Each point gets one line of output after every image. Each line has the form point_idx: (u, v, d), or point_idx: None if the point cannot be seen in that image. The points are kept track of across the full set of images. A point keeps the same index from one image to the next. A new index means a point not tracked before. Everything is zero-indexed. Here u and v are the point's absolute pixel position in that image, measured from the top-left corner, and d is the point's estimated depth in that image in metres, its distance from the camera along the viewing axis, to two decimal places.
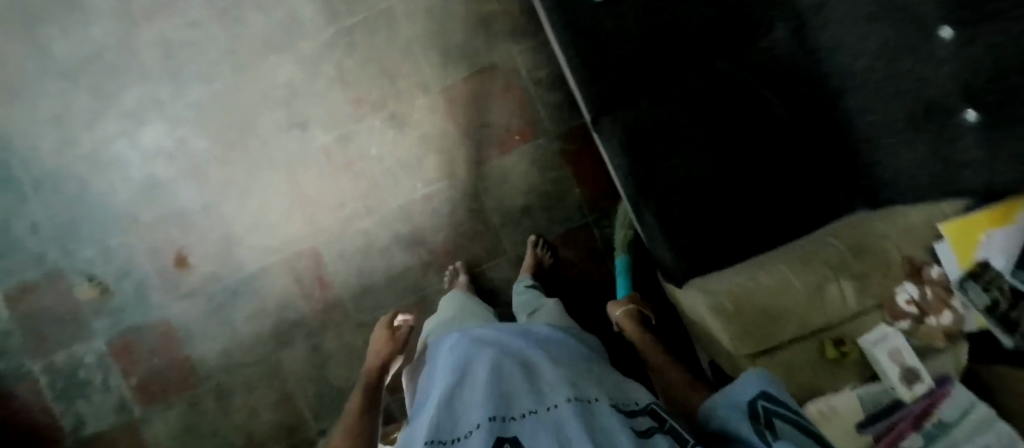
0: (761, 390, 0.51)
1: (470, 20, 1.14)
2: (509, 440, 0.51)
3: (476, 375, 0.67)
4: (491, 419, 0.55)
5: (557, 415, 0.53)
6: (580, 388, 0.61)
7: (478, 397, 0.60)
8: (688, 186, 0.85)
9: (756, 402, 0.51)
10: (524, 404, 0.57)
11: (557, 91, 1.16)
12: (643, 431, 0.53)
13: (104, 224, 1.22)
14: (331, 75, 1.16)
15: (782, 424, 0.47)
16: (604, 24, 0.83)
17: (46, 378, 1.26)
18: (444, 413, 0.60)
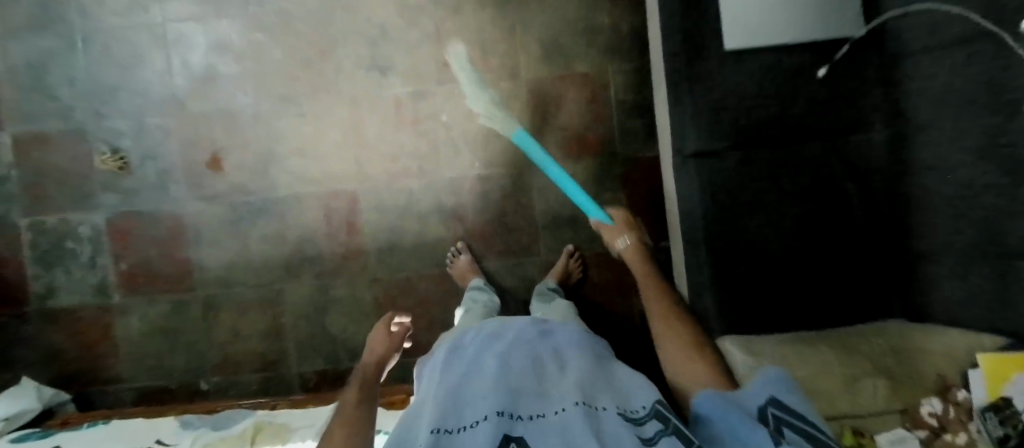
0: (773, 398, 0.52)
1: (578, 23, 1.15)
2: (515, 440, 0.47)
3: (489, 363, 0.62)
4: (500, 414, 0.50)
5: (568, 421, 0.48)
6: (592, 389, 0.55)
7: (487, 388, 0.55)
8: (754, 247, 0.88)
9: (764, 408, 0.51)
10: (534, 404, 0.53)
11: (639, 117, 1.15)
12: (647, 440, 0.47)
13: (146, 99, 1.16)
14: (427, 31, 1.15)
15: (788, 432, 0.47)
16: (720, 73, 0.87)
17: (31, 236, 1.19)
18: (451, 402, 0.55)
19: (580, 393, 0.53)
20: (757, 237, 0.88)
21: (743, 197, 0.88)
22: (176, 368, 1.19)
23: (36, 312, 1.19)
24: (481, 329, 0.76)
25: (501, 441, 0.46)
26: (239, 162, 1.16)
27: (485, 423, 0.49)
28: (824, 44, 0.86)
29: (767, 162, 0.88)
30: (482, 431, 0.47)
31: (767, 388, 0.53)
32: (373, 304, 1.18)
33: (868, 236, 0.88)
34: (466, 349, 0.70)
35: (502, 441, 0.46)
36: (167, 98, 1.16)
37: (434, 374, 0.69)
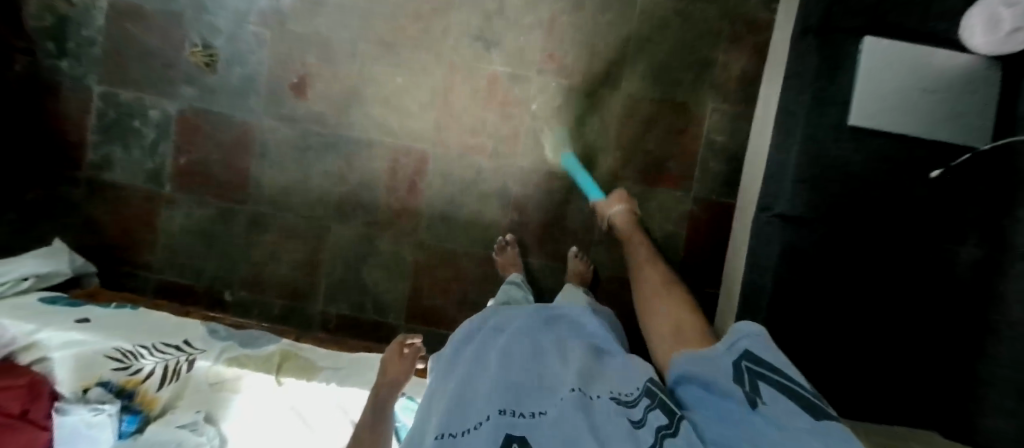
0: (745, 350, 0.50)
1: (693, 53, 1.12)
2: (516, 440, 0.44)
3: (491, 363, 0.61)
4: (501, 414, 0.48)
5: (565, 412, 0.46)
6: (591, 379, 0.54)
7: (486, 391, 0.54)
8: (814, 327, 0.87)
9: (739, 364, 0.49)
10: (536, 398, 0.51)
11: (724, 162, 1.14)
12: (637, 419, 0.45)
13: (248, 4, 1.14)
14: (542, 18, 1.13)
15: (767, 391, 0.45)
16: (834, 149, 0.85)
17: (100, 105, 1.18)
18: (455, 406, 0.53)
19: (576, 381, 0.52)
20: (818, 315, 0.87)
21: (813, 280, 0.86)
22: (206, 272, 1.20)
23: (87, 180, 1.20)
24: (489, 329, 0.74)
25: (502, 439, 0.45)
26: (324, 92, 1.15)
27: (487, 424, 0.47)
28: (946, 147, 0.84)
29: (844, 249, 0.86)
30: (484, 435, 0.46)
31: (742, 337, 0.51)
32: (412, 267, 1.18)
33: (945, 329, 0.84)
34: (471, 353, 0.69)
35: (502, 440, 0.45)
36: (269, 9, 1.14)
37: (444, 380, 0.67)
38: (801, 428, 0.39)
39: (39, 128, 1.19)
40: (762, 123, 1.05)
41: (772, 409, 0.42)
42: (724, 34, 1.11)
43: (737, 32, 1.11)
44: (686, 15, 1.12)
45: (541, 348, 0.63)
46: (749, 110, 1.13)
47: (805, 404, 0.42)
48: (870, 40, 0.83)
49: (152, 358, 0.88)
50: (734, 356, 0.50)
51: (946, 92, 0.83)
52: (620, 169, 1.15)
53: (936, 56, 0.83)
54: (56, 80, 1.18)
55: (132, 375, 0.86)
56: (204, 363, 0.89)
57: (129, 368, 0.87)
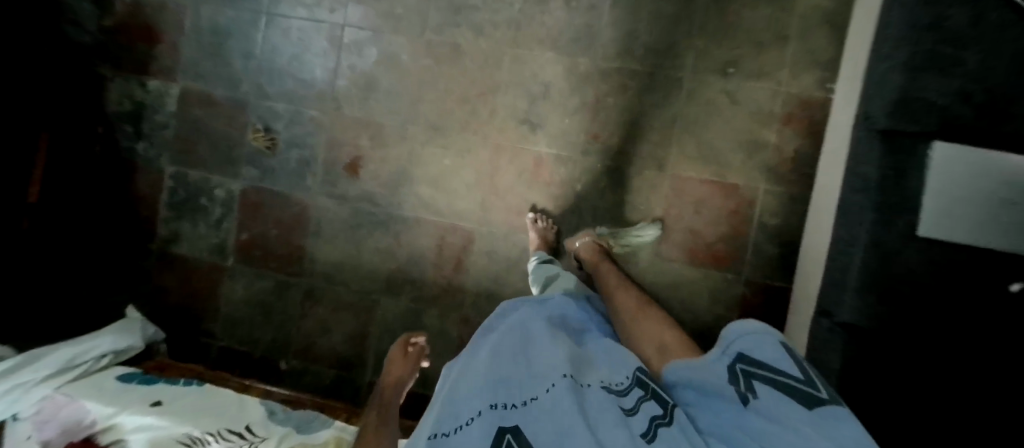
0: (738, 352, 0.50)
1: (745, 134, 1.09)
2: (508, 432, 0.47)
3: (483, 352, 0.61)
4: (493, 407, 0.50)
5: (556, 403, 0.48)
6: (579, 366, 0.56)
7: (479, 380, 0.55)
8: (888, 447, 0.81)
9: (733, 366, 0.49)
10: (524, 386, 0.53)
11: (778, 245, 1.10)
12: (629, 408, 0.49)
13: (307, 90, 1.20)
14: (588, 99, 1.13)
15: (760, 387, 0.45)
16: (903, 260, 0.81)
17: (171, 184, 1.26)
18: (451, 400, 0.55)
19: (566, 367, 0.54)
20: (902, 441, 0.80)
21: (886, 393, 0.81)
22: (262, 341, 1.25)
23: (157, 252, 1.27)
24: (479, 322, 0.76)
25: (495, 434, 0.47)
26: (376, 172, 1.20)
27: (480, 419, 0.49)
28: None
29: (925, 363, 0.80)
30: (475, 429, 0.49)
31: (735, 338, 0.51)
32: (457, 342, 1.19)
33: None
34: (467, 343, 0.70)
35: (496, 435, 0.47)
36: (326, 94, 1.20)
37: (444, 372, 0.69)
38: (793, 418, 0.41)
39: (112, 203, 1.27)
40: (821, 212, 1.00)
41: (765, 405, 0.43)
42: (777, 113, 1.08)
43: (791, 112, 1.08)
44: (736, 94, 1.09)
45: (530, 331, 0.63)
46: (805, 192, 1.08)
47: (800, 396, 0.43)
48: (942, 146, 0.79)
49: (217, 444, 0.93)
50: (727, 354, 0.51)
51: None
52: (666, 249, 1.13)
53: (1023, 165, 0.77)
54: (131, 159, 1.26)
55: None
56: None
57: None
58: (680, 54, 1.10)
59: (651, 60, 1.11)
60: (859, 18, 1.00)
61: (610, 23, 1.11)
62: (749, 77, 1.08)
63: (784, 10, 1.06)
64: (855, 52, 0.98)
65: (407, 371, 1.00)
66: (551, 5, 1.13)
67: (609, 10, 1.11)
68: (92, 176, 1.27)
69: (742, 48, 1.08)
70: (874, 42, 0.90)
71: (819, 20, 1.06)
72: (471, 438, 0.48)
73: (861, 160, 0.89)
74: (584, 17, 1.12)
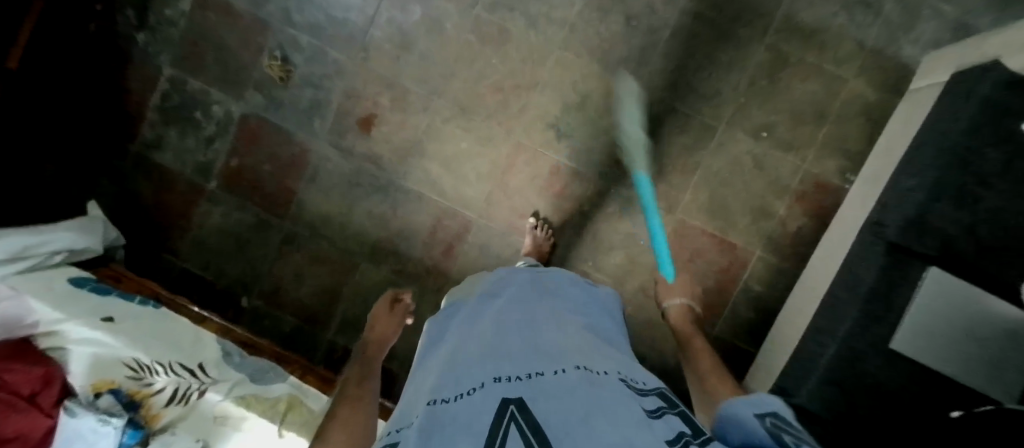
0: (774, 411, 0.41)
1: (757, 199, 1.11)
2: (515, 403, 0.40)
3: (483, 333, 0.56)
4: (497, 380, 0.44)
5: (566, 383, 0.43)
6: (589, 356, 0.51)
7: (481, 359, 0.49)
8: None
9: (764, 418, 0.40)
10: (534, 365, 0.47)
11: (755, 311, 1.14)
12: (653, 411, 0.41)
13: (338, 30, 1.13)
14: (620, 122, 1.12)
15: (792, 437, 0.35)
16: (864, 365, 0.84)
17: (166, 86, 1.17)
18: (447, 373, 0.49)
19: (576, 359, 0.49)
20: None
21: None
22: (230, 273, 1.21)
23: (135, 154, 1.19)
24: (476, 296, 0.71)
25: (500, 402, 0.40)
26: (388, 136, 1.16)
27: (485, 389, 0.43)
28: (975, 395, 0.83)
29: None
30: (479, 396, 0.42)
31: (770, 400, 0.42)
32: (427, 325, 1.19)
33: None
34: (457, 324, 0.65)
35: (500, 403, 0.40)
36: (357, 41, 1.13)
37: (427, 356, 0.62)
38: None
39: (96, 88, 1.17)
40: (804, 295, 1.04)
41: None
42: (792, 188, 1.10)
43: (805, 191, 1.10)
44: (762, 159, 1.10)
45: (535, 318, 0.59)
46: (794, 269, 1.12)
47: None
48: (936, 271, 0.83)
49: (165, 376, 0.90)
50: (756, 411, 0.42)
51: (992, 343, 0.83)
52: (653, 288, 1.15)
53: (995, 308, 0.82)
54: (128, 48, 1.16)
55: (143, 387, 0.89)
56: (214, 397, 0.91)
57: (140, 379, 0.89)
58: (721, 105, 1.10)
59: (691, 103, 1.10)
60: (895, 123, 1.02)
61: (663, 54, 1.10)
62: (778, 147, 1.10)
63: (829, 92, 1.08)
64: (884, 155, 1.00)
65: (391, 327, 0.92)
66: (611, 19, 1.09)
67: (666, 41, 1.09)
68: (78, 52, 1.16)
69: (780, 117, 1.09)
70: (905, 154, 0.93)
71: (857, 112, 1.08)
72: (471, 405, 0.41)
73: (859, 259, 0.91)
74: (640, 41, 1.09)
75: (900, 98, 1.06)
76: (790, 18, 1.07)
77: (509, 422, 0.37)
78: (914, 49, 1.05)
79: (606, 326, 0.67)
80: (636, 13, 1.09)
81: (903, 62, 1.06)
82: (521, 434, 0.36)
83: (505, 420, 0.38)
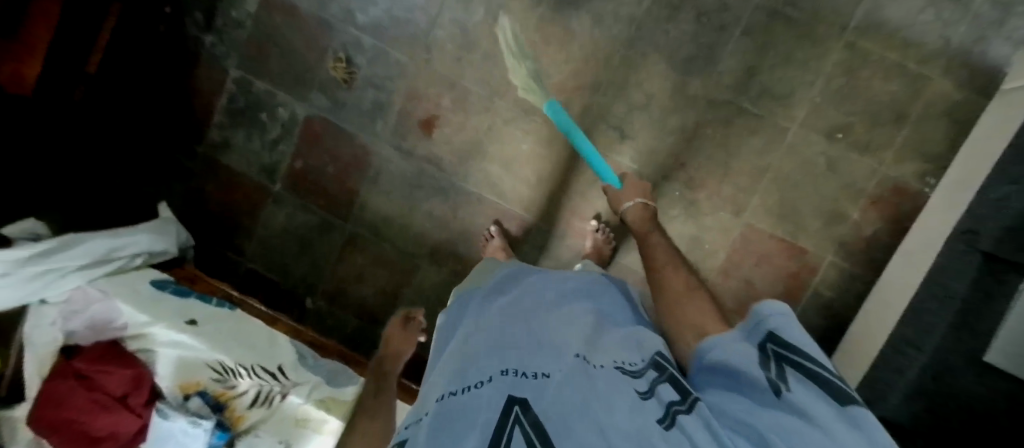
0: (771, 331, 0.41)
1: (830, 203, 1.07)
2: (519, 404, 0.39)
3: (489, 324, 0.56)
4: (504, 374, 0.44)
5: (571, 378, 0.42)
6: (597, 344, 0.49)
7: (487, 353, 0.49)
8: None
9: (763, 346, 0.41)
10: (540, 359, 0.46)
11: (824, 317, 1.11)
12: (644, 390, 0.40)
13: (400, 32, 1.13)
14: (687, 124, 1.09)
15: (795, 378, 0.36)
16: (959, 382, 0.78)
17: (232, 88, 1.19)
18: (455, 367, 0.49)
19: (577, 348, 0.47)
20: None
21: None
22: (294, 273, 1.24)
23: (202, 155, 1.22)
24: (487, 291, 0.70)
25: (504, 401, 0.40)
26: (449, 137, 1.15)
27: (491, 384, 0.43)
28: None
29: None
30: (485, 392, 0.42)
31: (768, 315, 0.42)
32: None
33: None
34: (468, 315, 0.65)
35: (505, 402, 0.40)
36: (419, 41, 1.13)
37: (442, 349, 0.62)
38: (835, 422, 0.31)
39: (166, 90, 1.20)
40: (882, 305, 1.01)
41: (807, 401, 0.33)
42: (868, 192, 1.06)
43: (882, 194, 1.06)
44: (836, 162, 1.06)
45: (541, 308, 0.57)
46: (868, 275, 1.09)
47: (835, 392, 0.34)
48: None
49: (248, 379, 0.95)
50: (755, 339, 0.41)
51: None
52: (717, 293, 1.13)
53: None
54: (196, 50, 1.18)
55: (228, 389, 0.95)
56: (296, 400, 0.94)
57: (225, 381, 0.95)
58: (793, 105, 1.06)
59: (763, 103, 1.07)
60: (984, 124, 0.97)
61: (733, 53, 1.06)
62: (854, 149, 1.05)
63: (911, 91, 1.03)
64: (973, 159, 0.95)
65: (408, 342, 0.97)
66: (679, 17, 1.06)
67: (737, 39, 1.06)
68: (151, 55, 1.19)
69: (857, 117, 1.05)
70: (1000, 158, 0.87)
71: (942, 112, 1.02)
72: (476, 403, 0.41)
73: (948, 266, 0.87)
74: (710, 39, 1.06)
75: (990, 98, 1.01)
76: (870, 13, 1.02)
77: (513, 426, 0.37)
78: (1005, 45, 0.99)
79: (607, 292, 0.64)
80: (707, 9, 1.05)
81: (993, 59, 1.00)
82: (525, 437, 0.36)
83: (508, 425, 0.37)
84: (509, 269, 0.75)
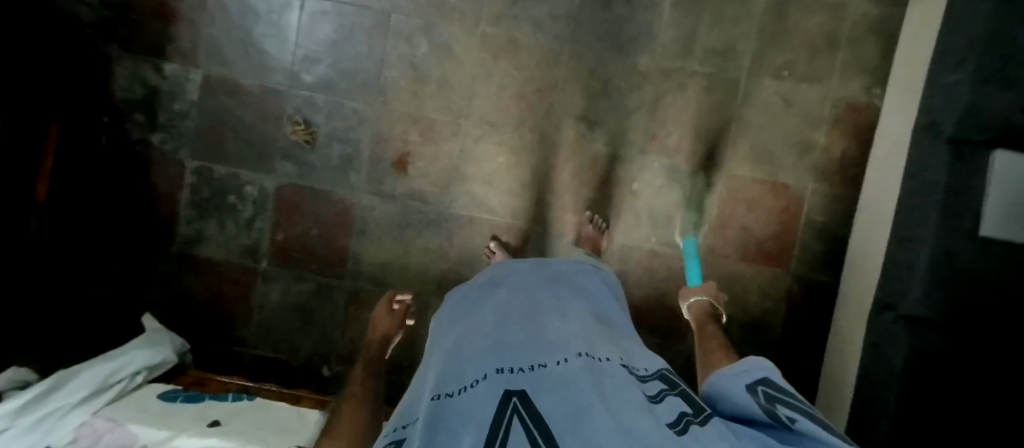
0: (763, 376, 0.47)
1: (795, 136, 1.13)
2: (518, 395, 0.36)
3: (481, 325, 0.53)
4: (500, 372, 0.41)
5: (571, 373, 0.39)
6: (593, 343, 0.47)
7: (480, 352, 0.46)
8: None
9: (755, 386, 0.45)
10: (536, 354, 0.43)
11: (823, 242, 1.16)
12: (654, 397, 0.40)
13: (351, 81, 1.12)
14: (647, 98, 1.13)
15: (786, 406, 0.40)
16: (967, 259, 0.82)
17: (192, 180, 1.15)
18: (447, 367, 0.45)
19: (580, 345, 0.45)
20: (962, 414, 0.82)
21: (941, 390, 0.82)
22: (303, 347, 1.19)
23: (177, 254, 1.17)
24: (475, 285, 0.67)
25: (502, 395, 0.36)
26: (426, 170, 1.15)
27: (485, 382, 0.40)
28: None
29: (986, 363, 0.81)
30: (480, 390, 0.38)
31: (757, 368, 0.48)
32: None
33: None
34: (455, 315, 0.62)
35: (502, 396, 0.37)
36: (372, 86, 1.13)
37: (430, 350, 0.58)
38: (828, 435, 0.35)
39: (124, 199, 1.15)
40: (872, 215, 1.06)
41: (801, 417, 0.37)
42: (826, 116, 1.13)
43: (839, 115, 1.13)
44: (790, 96, 1.12)
45: (539, 305, 0.55)
46: (850, 192, 1.14)
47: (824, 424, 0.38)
48: (1002, 155, 0.79)
49: None
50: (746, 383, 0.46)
51: None
52: (719, 247, 1.17)
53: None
54: (145, 151, 1.14)
55: None
56: None
57: None
58: (737, 56, 1.12)
59: (709, 61, 1.12)
60: (908, 29, 1.05)
61: (670, 23, 1.12)
62: (802, 82, 1.12)
63: (835, 18, 1.11)
64: (910, 63, 1.02)
65: (394, 326, 0.93)
66: (613, 2, 1.11)
67: (669, 9, 1.11)
68: (100, 168, 1.14)
69: (796, 52, 1.12)
70: (934, 55, 0.93)
71: (867, 29, 1.10)
72: (473, 401, 0.37)
73: (923, 163, 0.91)
74: (646, 16, 1.12)
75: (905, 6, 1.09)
76: None
77: (514, 415, 0.34)
78: None
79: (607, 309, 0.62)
80: None
81: None
82: (524, 425, 0.33)
83: (507, 415, 0.34)
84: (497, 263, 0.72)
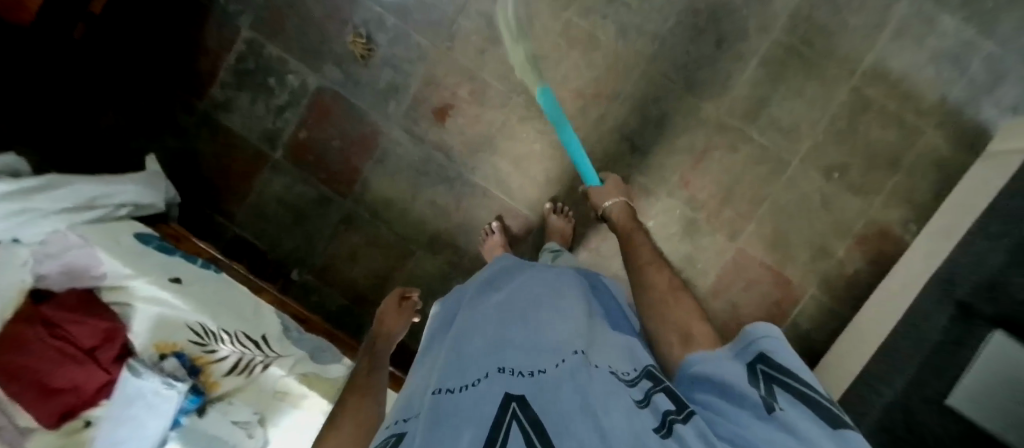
0: (761, 351, 0.39)
1: (818, 238, 1.13)
2: (516, 399, 0.35)
3: (484, 318, 0.51)
4: (501, 372, 0.40)
5: (568, 376, 0.37)
6: (597, 349, 0.45)
7: (479, 350, 0.44)
8: None
9: (754, 366, 0.39)
10: (536, 355, 0.42)
11: (801, 346, 1.16)
12: (640, 399, 0.36)
13: (425, 16, 1.11)
14: (696, 146, 1.12)
15: (790, 400, 0.35)
16: (921, 420, 0.81)
17: (242, 49, 1.14)
18: (449, 362, 0.44)
19: (576, 344, 0.43)
20: None
21: None
22: (284, 244, 1.20)
23: (202, 113, 1.17)
24: (482, 278, 0.66)
25: (501, 398, 0.35)
26: (462, 128, 1.14)
27: (488, 381, 0.38)
28: None
29: None
30: (482, 390, 0.37)
31: (757, 339, 0.40)
32: None
33: None
34: (461, 306, 0.60)
35: (501, 400, 0.35)
36: (443, 28, 1.11)
37: (434, 343, 0.58)
38: (818, 439, 0.31)
39: (173, 43, 1.15)
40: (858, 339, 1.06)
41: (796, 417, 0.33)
42: (855, 231, 1.12)
43: (867, 235, 1.12)
44: (829, 199, 1.11)
45: (543, 296, 0.53)
46: (846, 312, 1.14)
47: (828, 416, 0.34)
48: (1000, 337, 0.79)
49: (230, 346, 0.92)
50: (749, 355, 0.40)
51: None
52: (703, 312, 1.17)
53: None
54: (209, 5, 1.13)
55: (206, 353, 0.92)
56: (278, 372, 0.93)
57: (204, 345, 0.92)
58: (798, 141, 1.11)
59: (768, 135, 1.11)
60: (968, 181, 1.03)
61: (746, 82, 1.10)
62: (848, 190, 1.11)
63: (905, 142, 1.08)
64: (955, 213, 1.01)
65: (401, 323, 0.89)
66: (701, 40, 1.09)
67: (752, 69, 1.09)
68: (165, 4, 1.14)
69: (854, 159, 1.10)
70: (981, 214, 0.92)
71: (929, 165, 1.08)
72: (473, 399, 0.36)
73: (924, 314, 0.88)
74: (727, 66, 1.10)
75: (975, 158, 1.07)
76: (880, 61, 1.07)
77: (510, 419, 0.33)
78: (994, 110, 1.05)
79: (605, 292, 0.64)
80: (728, 37, 1.09)
81: (983, 121, 1.06)
82: (524, 435, 0.32)
83: (505, 420, 0.33)
84: (510, 258, 0.71)
